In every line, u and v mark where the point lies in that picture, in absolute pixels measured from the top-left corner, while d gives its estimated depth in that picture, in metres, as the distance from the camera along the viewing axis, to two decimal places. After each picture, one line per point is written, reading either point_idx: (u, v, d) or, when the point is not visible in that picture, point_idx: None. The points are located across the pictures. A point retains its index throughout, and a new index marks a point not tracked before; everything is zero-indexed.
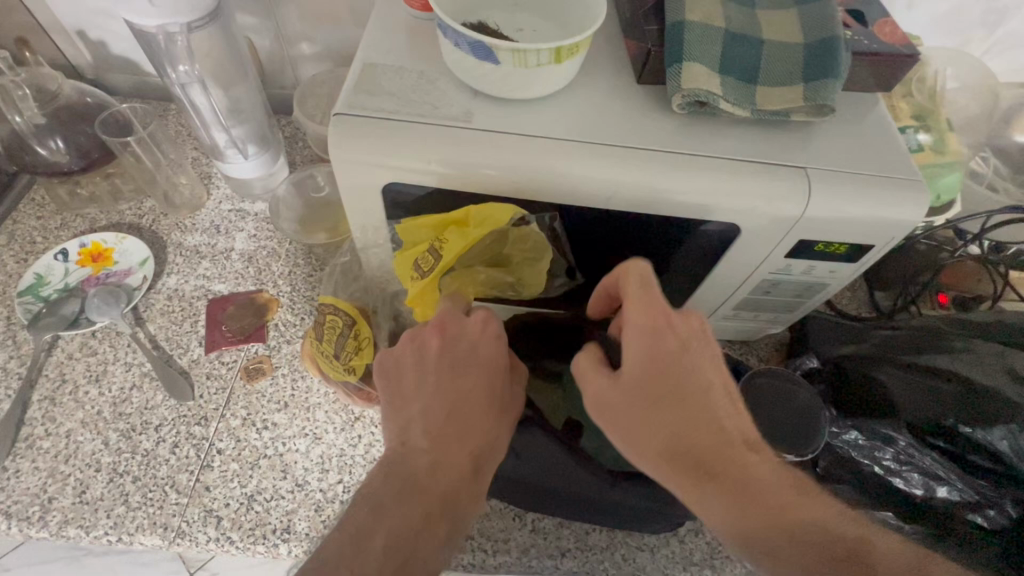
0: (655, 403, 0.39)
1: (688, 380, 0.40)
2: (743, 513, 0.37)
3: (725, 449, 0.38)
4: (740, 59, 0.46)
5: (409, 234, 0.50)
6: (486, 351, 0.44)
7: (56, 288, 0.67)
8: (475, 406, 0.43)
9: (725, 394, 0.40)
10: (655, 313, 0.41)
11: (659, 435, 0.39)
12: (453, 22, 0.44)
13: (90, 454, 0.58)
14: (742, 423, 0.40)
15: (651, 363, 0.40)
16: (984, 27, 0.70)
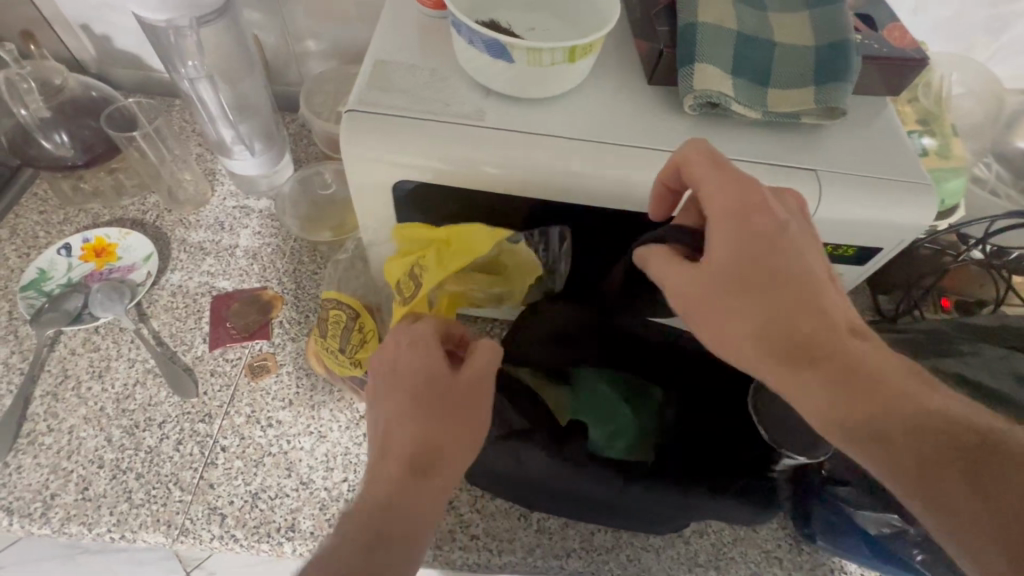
0: (744, 287, 0.36)
1: (782, 262, 0.36)
2: (846, 398, 0.33)
3: (824, 333, 0.35)
4: (752, 61, 0.46)
5: (406, 239, 0.50)
6: (420, 358, 0.42)
7: (58, 283, 0.66)
8: (414, 414, 0.40)
9: (823, 278, 0.37)
10: (741, 194, 0.37)
11: (750, 318, 0.36)
12: (468, 20, 0.44)
13: (93, 450, 0.58)
14: (845, 309, 0.36)
15: (741, 245, 0.36)
16: (990, 33, 0.71)
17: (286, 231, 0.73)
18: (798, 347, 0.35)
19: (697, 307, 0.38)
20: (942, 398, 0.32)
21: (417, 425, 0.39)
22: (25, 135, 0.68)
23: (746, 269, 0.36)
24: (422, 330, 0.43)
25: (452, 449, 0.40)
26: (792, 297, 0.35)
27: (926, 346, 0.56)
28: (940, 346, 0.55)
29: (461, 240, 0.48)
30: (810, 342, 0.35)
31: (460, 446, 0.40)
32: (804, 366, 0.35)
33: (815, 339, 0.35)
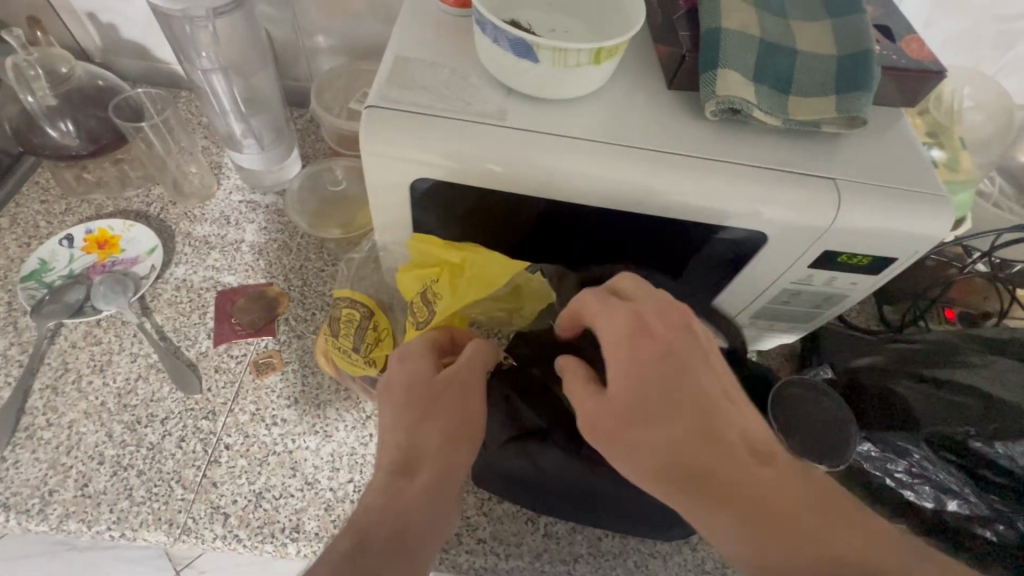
0: (646, 419, 0.35)
1: (680, 388, 0.35)
2: (760, 539, 0.30)
3: (734, 462, 0.32)
4: (774, 68, 0.46)
5: (422, 251, 0.51)
6: (405, 367, 0.42)
7: (60, 274, 0.65)
8: (401, 418, 0.40)
9: (726, 397, 0.36)
10: (633, 317, 0.39)
11: (659, 454, 0.34)
12: (495, 18, 0.44)
13: (93, 446, 0.56)
14: (753, 427, 0.35)
15: (637, 372, 0.36)
16: (998, 49, 0.71)
17: (292, 227, 0.72)
18: (709, 484, 0.32)
19: (606, 436, 0.36)
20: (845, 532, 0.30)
21: (404, 429, 0.39)
22: (28, 123, 0.67)
23: (642, 394, 0.35)
24: (410, 344, 0.44)
25: (436, 450, 0.39)
26: (694, 426, 0.34)
27: (935, 356, 0.56)
28: (948, 356, 0.56)
29: (477, 269, 0.49)
30: (717, 473, 0.32)
31: (447, 444, 0.39)
32: (715, 504, 0.31)
33: (727, 471, 0.32)
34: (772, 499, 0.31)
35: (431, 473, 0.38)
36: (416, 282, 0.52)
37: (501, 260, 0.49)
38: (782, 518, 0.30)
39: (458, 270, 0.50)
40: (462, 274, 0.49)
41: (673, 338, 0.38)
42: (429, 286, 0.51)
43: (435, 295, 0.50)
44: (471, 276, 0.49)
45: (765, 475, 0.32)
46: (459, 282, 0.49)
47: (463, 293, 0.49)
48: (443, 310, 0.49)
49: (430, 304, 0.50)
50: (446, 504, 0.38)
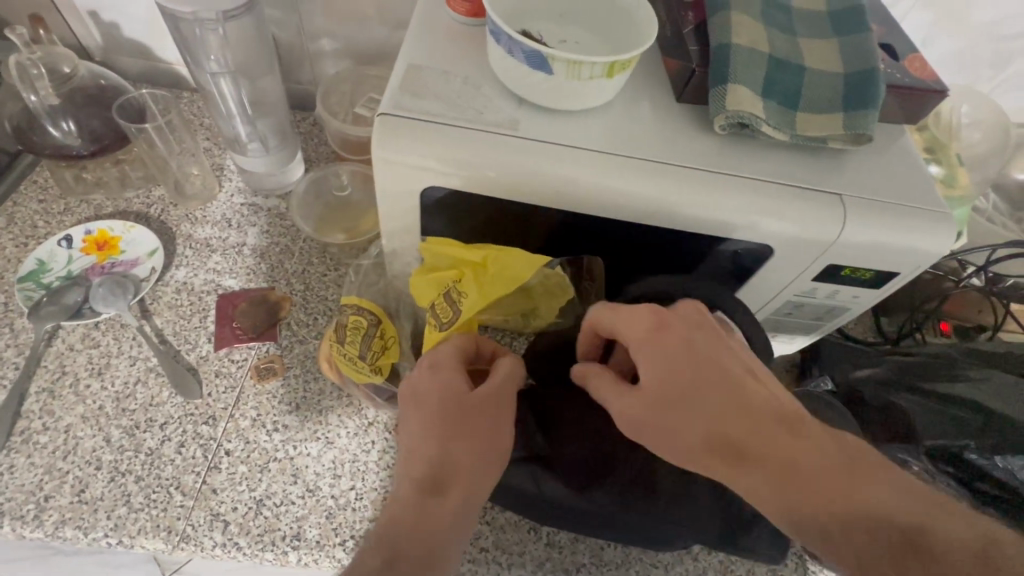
0: (678, 402, 0.39)
1: (705, 374, 0.39)
2: (794, 499, 0.34)
3: (764, 434, 0.36)
4: (782, 84, 0.47)
5: (439, 254, 0.51)
6: (434, 378, 0.43)
7: (58, 275, 0.64)
8: (431, 430, 0.40)
9: (752, 378, 0.40)
10: (647, 319, 0.42)
11: (692, 431, 0.38)
12: (509, 29, 0.44)
13: (91, 451, 0.56)
14: (780, 402, 0.39)
15: (665, 360, 0.40)
16: (994, 67, 0.73)
17: (295, 231, 0.72)
18: (737, 451, 0.36)
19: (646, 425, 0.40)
20: (869, 486, 0.33)
21: (434, 442, 0.40)
22: (30, 121, 0.66)
23: (671, 385, 0.39)
24: (440, 350, 0.45)
25: (469, 466, 0.39)
26: (721, 402, 0.38)
27: (932, 370, 0.57)
28: (947, 371, 0.57)
29: (502, 266, 0.49)
30: (748, 443, 0.36)
31: (480, 459, 0.40)
32: (754, 472, 0.35)
33: (754, 441, 0.36)
34: (802, 467, 0.35)
35: (462, 490, 0.38)
36: (436, 284, 0.52)
37: (524, 254, 0.49)
38: (812, 481, 0.34)
39: (481, 270, 0.50)
40: (486, 272, 0.49)
41: (692, 330, 0.42)
42: (452, 285, 0.50)
43: (460, 294, 0.50)
44: (495, 274, 0.49)
45: (793, 443, 0.36)
46: (483, 281, 0.49)
47: (489, 290, 0.49)
48: (471, 308, 0.49)
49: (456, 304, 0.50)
50: (472, 520, 0.39)
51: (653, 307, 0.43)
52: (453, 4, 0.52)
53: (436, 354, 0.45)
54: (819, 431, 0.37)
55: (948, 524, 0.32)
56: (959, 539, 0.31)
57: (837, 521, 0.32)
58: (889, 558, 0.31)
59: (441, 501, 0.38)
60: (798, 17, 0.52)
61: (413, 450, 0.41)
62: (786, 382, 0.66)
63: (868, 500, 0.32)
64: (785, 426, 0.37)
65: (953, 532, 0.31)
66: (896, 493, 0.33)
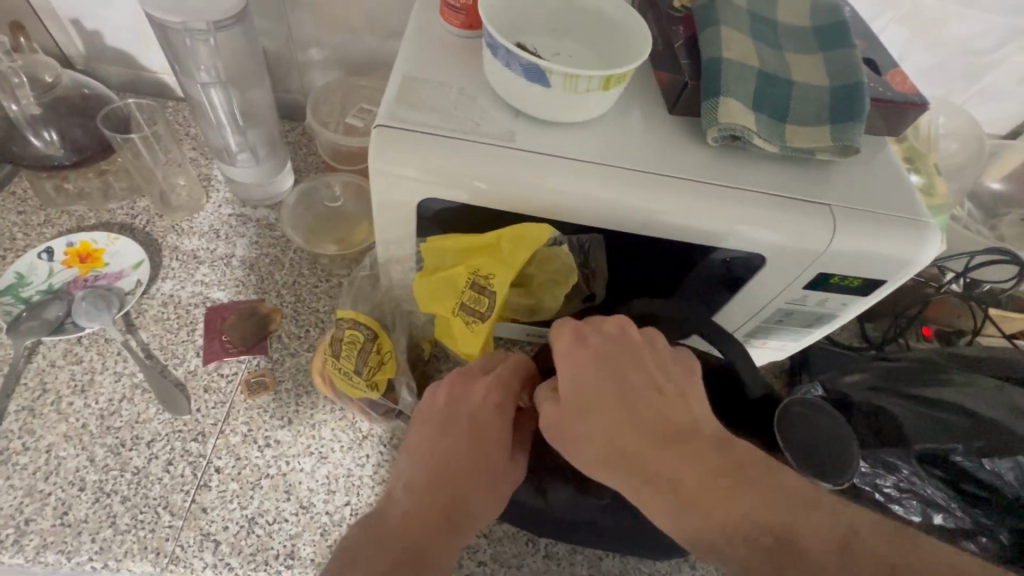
0: (584, 420, 0.39)
1: (612, 392, 0.39)
2: (683, 512, 0.35)
3: (662, 448, 0.37)
4: (772, 98, 0.48)
5: (438, 250, 0.49)
6: (498, 414, 0.45)
7: (38, 289, 0.62)
8: (475, 450, 0.43)
9: (660, 388, 0.40)
10: (565, 337, 0.43)
11: (592, 444, 0.38)
12: (507, 43, 0.44)
13: (74, 471, 0.54)
14: (683, 413, 0.39)
15: (580, 374, 0.41)
16: (968, 80, 0.76)
17: (285, 242, 0.71)
18: (636, 470, 0.37)
19: (559, 436, 0.41)
20: (748, 494, 0.34)
21: (469, 461, 0.43)
22: (8, 132, 0.64)
23: (580, 399, 0.40)
24: (515, 379, 0.47)
25: (491, 506, 0.43)
26: (625, 420, 0.38)
27: (918, 374, 0.59)
28: (932, 375, 0.58)
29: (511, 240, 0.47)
30: (641, 455, 0.37)
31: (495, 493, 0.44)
32: (646, 483, 0.36)
33: (652, 457, 0.37)
34: (691, 480, 0.35)
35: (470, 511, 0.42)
36: (446, 277, 0.50)
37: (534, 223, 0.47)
38: (697, 492, 0.35)
39: (492, 249, 0.48)
40: (498, 250, 0.47)
41: (608, 342, 0.42)
42: (474, 275, 0.48)
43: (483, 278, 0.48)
44: (516, 251, 0.47)
45: (685, 455, 0.36)
46: (497, 259, 0.47)
47: (516, 266, 0.47)
48: (500, 286, 0.48)
49: (486, 291, 0.48)
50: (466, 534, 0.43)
51: (578, 325, 0.44)
52: (447, 17, 0.52)
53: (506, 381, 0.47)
54: (712, 439, 0.37)
55: (817, 518, 0.33)
56: (823, 532, 0.32)
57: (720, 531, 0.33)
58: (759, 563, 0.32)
59: (461, 523, 0.41)
60: (785, 33, 0.53)
61: (448, 467, 0.42)
62: (776, 385, 0.69)
63: (740, 509, 0.33)
64: (683, 438, 0.37)
65: (812, 525, 0.32)
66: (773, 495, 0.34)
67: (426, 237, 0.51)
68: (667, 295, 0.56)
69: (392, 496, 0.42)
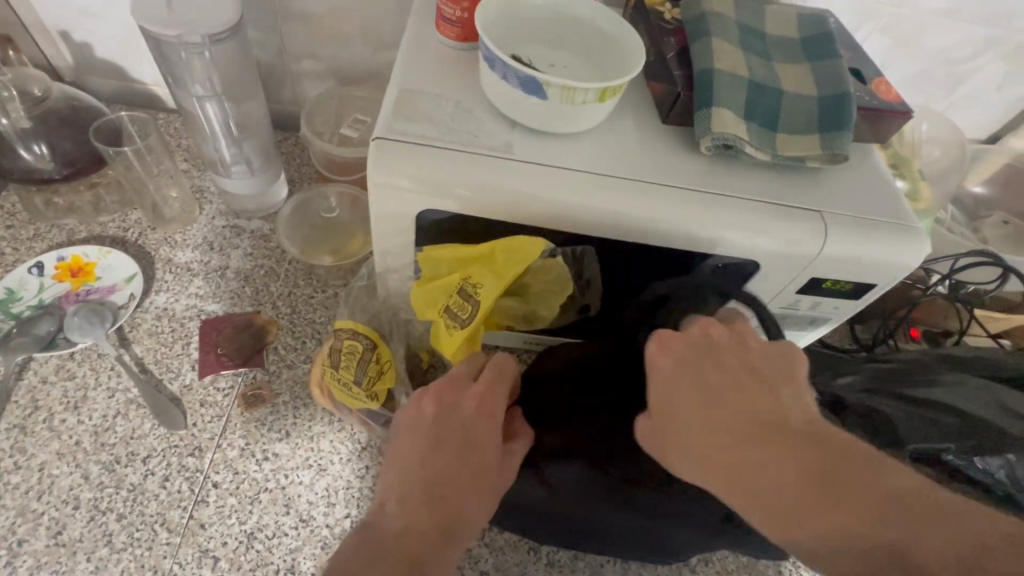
0: (672, 425, 0.40)
1: (699, 396, 0.39)
2: (772, 513, 0.33)
3: (749, 446, 0.36)
4: (762, 108, 0.50)
5: (434, 261, 0.50)
6: (484, 417, 0.44)
7: (28, 304, 0.61)
8: (464, 454, 0.42)
9: (748, 386, 0.39)
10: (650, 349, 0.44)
11: (686, 449, 0.38)
12: (503, 56, 0.45)
13: (68, 489, 0.53)
14: (775, 411, 0.37)
15: (669, 382, 0.41)
16: (946, 88, 0.78)
17: (279, 253, 0.71)
18: (722, 471, 0.36)
19: (654, 444, 0.41)
20: (849, 498, 0.31)
21: (460, 465, 0.41)
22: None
23: (668, 406, 0.40)
24: (501, 384, 0.47)
25: (482, 510, 0.40)
26: (709, 421, 0.38)
27: (909, 376, 0.60)
28: (922, 376, 0.60)
29: (507, 250, 0.47)
30: (732, 459, 0.36)
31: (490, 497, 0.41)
32: (739, 488, 0.35)
33: (738, 457, 0.36)
34: (785, 481, 0.33)
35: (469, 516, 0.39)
36: (443, 288, 0.50)
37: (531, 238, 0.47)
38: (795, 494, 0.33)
39: (488, 259, 0.48)
40: (494, 260, 0.48)
41: (691, 349, 0.42)
42: (464, 282, 0.49)
43: (476, 287, 0.48)
44: (505, 257, 0.47)
45: (777, 457, 0.34)
46: (492, 269, 0.48)
47: (504, 271, 0.47)
48: (490, 294, 0.47)
49: (473, 297, 0.48)
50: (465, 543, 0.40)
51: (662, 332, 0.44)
52: (443, 30, 0.53)
53: (493, 384, 0.47)
54: (806, 434, 0.35)
55: (932, 526, 0.29)
56: (937, 544, 0.28)
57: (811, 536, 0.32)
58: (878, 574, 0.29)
59: (453, 528, 0.38)
60: (773, 44, 0.54)
61: (438, 472, 0.40)
62: None
63: (841, 515, 0.31)
64: (771, 435, 0.36)
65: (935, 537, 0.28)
66: (876, 497, 0.31)
67: (423, 247, 0.51)
68: None
69: (381, 506, 0.39)
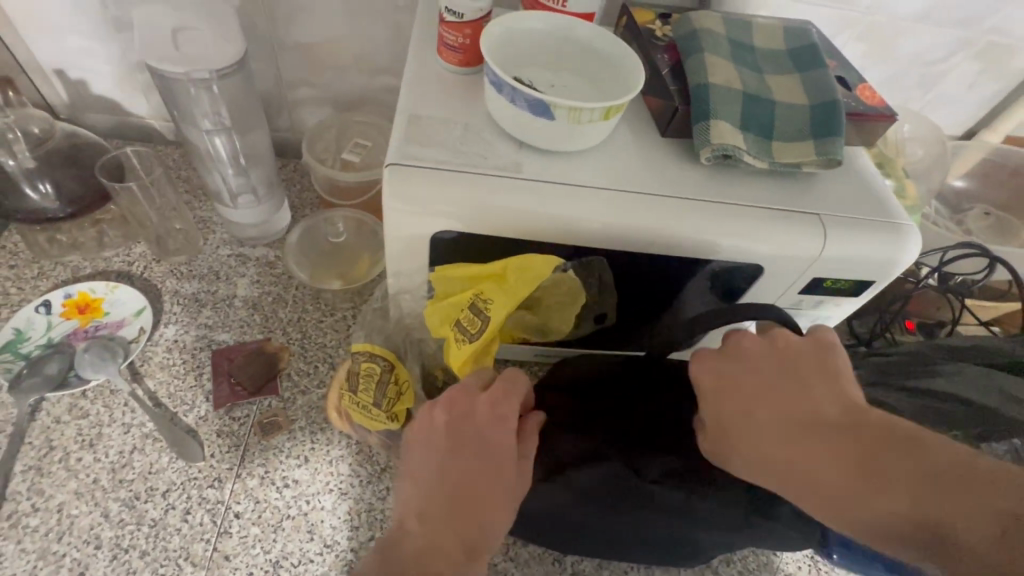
0: (729, 433, 0.42)
1: (750, 403, 0.42)
2: (815, 503, 0.36)
3: (788, 448, 0.39)
4: (757, 118, 0.52)
5: (448, 280, 0.51)
6: (499, 428, 0.44)
7: (37, 343, 0.61)
8: (461, 459, 0.43)
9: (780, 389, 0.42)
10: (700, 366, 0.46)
11: (744, 456, 0.41)
12: (509, 81, 0.47)
13: (88, 529, 0.52)
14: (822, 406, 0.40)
15: (721, 394, 0.44)
16: (922, 89, 0.82)
17: (287, 279, 0.71)
18: (792, 467, 0.38)
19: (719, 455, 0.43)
20: (896, 486, 0.33)
21: (455, 470, 0.42)
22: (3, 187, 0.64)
23: (723, 417, 0.43)
24: (507, 391, 0.45)
25: (500, 515, 0.41)
26: (758, 423, 0.41)
27: (910, 368, 0.62)
28: (923, 367, 0.62)
29: (518, 271, 0.48)
30: (785, 458, 0.38)
31: (501, 499, 0.42)
32: (796, 484, 0.37)
33: (796, 455, 0.38)
34: (837, 474, 0.36)
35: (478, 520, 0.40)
36: (457, 302, 0.50)
37: (540, 255, 0.48)
38: (847, 485, 0.35)
39: (499, 279, 0.49)
40: (504, 280, 0.48)
41: (733, 358, 0.45)
42: (476, 298, 0.49)
43: (487, 303, 0.48)
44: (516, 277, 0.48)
45: (826, 451, 0.37)
46: (503, 288, 0.48)
47: (515, 291, 0.48)
48: (499, 313, 0.48)
49: (483, 313, 0.48)
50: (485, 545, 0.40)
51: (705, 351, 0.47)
52: (445, 56, 0.54)
53: (505, 392, 0.46)
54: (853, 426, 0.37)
55: (974, 497, 0.31)
56: (986, 516, 0.30)
57: (872, 521, 0.34)
58: (936, 555, 0.31)
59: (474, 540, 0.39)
60: (762, 56, 0.57)
61: (434, 480, 0.42)
62: None
63: (887, 502, 0.33)
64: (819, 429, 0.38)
65: (973, 512, 0.30)
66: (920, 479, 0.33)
67: (436, 267, 0.52)
68: (671, 309, 0.59)
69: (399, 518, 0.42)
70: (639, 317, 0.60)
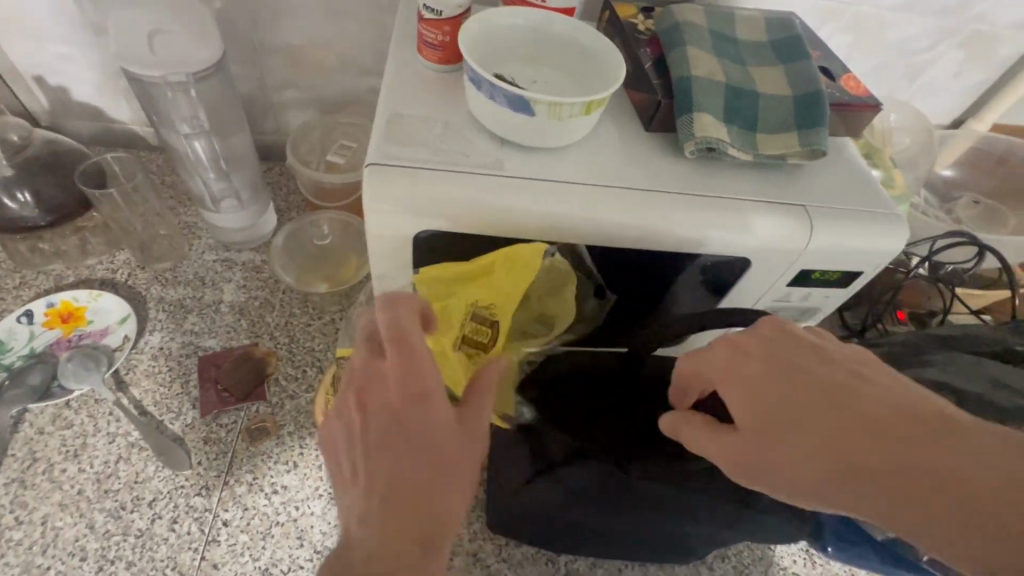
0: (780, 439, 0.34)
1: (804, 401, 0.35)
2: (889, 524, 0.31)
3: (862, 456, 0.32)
4: (740, 110, 0.51)
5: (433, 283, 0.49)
6: (414, 391, 0.35)
7: (19, 354, 0.60)
8: (388, 444, 0.34)
9: (778, 387, 0.36)
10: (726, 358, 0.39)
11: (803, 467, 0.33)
12: (489, 77, 0.46)
13: (74, 541, 0.52)
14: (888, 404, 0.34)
15: (761, 389, 0.36)
16: (908, 79, 0.82)
17: (273, 283, 0.71)
18: (875, 478, 0.31)
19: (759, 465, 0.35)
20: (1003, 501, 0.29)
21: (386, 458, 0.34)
22: None
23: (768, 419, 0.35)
24: (419, 354, 0.36)
25: (453, 484, 0.34)
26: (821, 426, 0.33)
27: (901, 358, 0.62)
28: (913, 357, 0.61)
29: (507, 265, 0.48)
30: (864, 468, 0.32)
31: (448, 468, 0.34)
32: (879, 500, 0.31)
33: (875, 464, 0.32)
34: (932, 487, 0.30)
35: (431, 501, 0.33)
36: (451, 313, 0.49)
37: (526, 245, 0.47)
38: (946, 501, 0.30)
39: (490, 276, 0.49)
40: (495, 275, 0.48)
41: (767, 348, 0.38)
42: (475, 305, 0.49)
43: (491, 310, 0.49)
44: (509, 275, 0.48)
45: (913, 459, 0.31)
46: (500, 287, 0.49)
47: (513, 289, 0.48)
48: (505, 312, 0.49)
49: (490, 320, 0.50)
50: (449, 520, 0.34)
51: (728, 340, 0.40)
52: (425, 54, 0.54)
53: (402, 343, 0.36)
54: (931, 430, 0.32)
55: None
56: None
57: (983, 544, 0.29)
58: None
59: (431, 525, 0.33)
60: (745, 48, 0.56)
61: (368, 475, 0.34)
62: None
63: (1000, 520, 0.29)
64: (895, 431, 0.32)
65: None
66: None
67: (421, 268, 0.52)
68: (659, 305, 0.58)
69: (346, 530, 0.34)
70: (629, 313, 0.60)
